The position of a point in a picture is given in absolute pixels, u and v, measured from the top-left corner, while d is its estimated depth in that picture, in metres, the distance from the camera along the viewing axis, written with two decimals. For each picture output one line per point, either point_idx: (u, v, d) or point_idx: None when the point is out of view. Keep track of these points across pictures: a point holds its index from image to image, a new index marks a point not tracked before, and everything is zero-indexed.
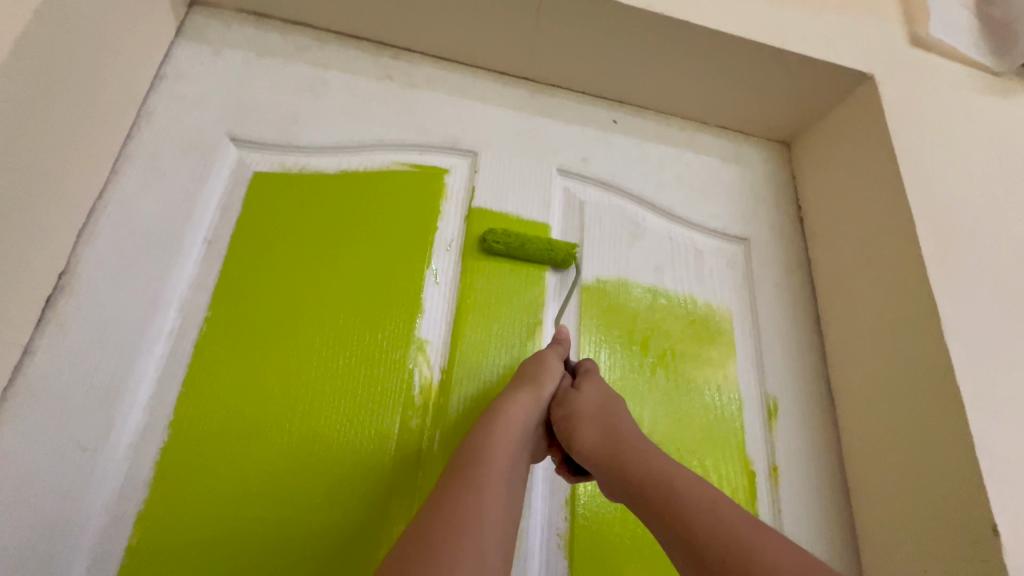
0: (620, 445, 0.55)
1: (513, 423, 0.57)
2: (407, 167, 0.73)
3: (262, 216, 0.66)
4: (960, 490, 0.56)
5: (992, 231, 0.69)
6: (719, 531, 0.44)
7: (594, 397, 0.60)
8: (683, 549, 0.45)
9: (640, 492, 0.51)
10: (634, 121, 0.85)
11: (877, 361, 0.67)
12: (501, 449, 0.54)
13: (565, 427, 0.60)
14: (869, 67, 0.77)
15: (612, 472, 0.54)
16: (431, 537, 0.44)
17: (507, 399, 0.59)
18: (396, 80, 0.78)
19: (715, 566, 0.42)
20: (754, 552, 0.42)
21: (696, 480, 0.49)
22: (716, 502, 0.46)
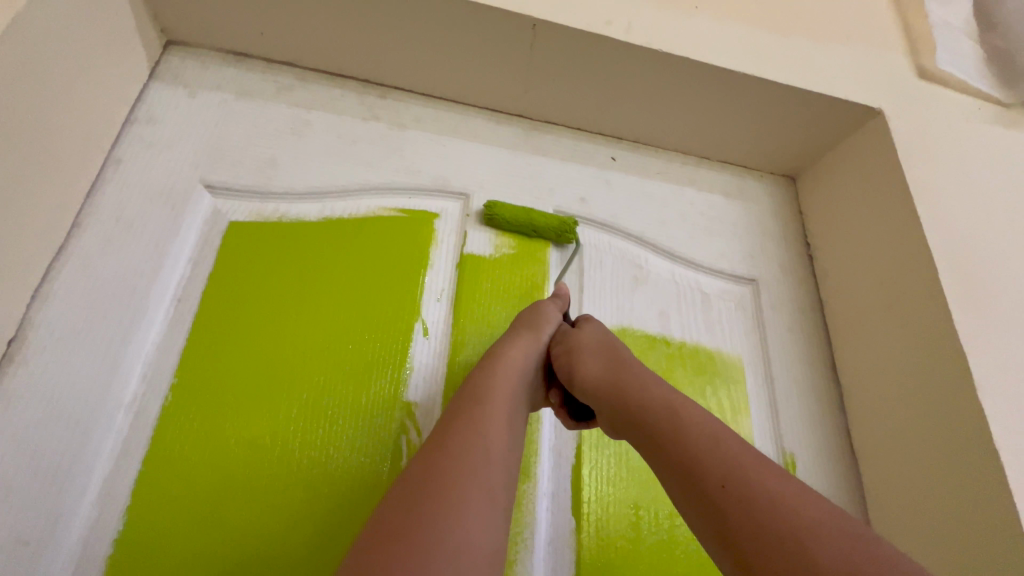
0: (621, 375, 0.54)
1: (513, 361, 0.56)
2: (393, 212, 0.68)
3: (237, 263, 0.62)
4: (1008, 566, 0.50)
5: (1017, 270, 0.65)
6: (720, 457, 0.42)
7: (595, 336, 0.60)
8: (680, 471, 0.43)
9: (638, 415, 0.50)
10: (633, 157, 0.81)
11: (902, 414, 0.62)
12: (504, 380, 0.53)
13: (565, 361, 0.59)
14: (876, 100, 0.74)
15: (612, 399, 0.53)
16: (439, 457, 0.44)
17: (508, 342, 0.59)
18: (383, 120, 0.74)
19: (712, 490, 0.41)
20: (751, 475, 0.40)
21: (694, 404, 0.48)
22: (714, 425, 0.45)
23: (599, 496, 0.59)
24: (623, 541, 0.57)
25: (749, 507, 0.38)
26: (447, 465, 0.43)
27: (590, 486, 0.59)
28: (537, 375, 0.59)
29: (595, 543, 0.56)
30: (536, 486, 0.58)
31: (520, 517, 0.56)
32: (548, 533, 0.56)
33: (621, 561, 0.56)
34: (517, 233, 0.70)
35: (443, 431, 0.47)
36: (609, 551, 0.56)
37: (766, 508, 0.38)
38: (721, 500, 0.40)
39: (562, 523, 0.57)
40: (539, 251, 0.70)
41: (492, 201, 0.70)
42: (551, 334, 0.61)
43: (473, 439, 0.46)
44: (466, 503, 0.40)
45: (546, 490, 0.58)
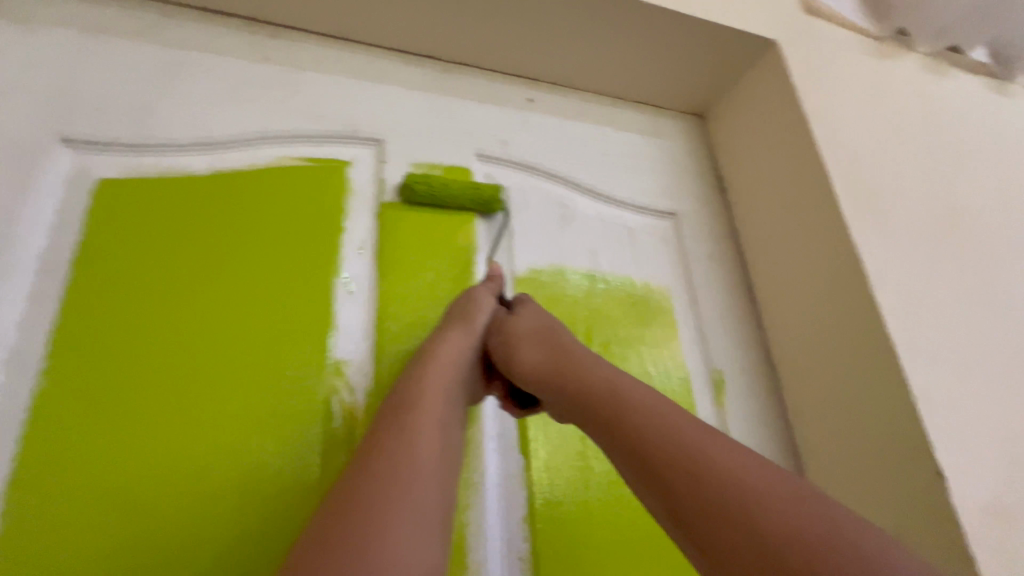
0: (563, 361, 0.49)
1: (445, 360, 0.51)
2: (299, 162, 0.62)
3: (112, 227, 0.53)
4: (906, 437, 0.57)
5: (894, 182, 0.72)
6: (669, 438, 0.38)
7: (533, 319, 0.54)
8: (633, 459, 0.39)
9: (584, 403, 0.45)
10: (550, 99, 0.80)
11: (810, 318, 0.68)
12: (435, 385, 0.48)
13: (502, 351, 0.53)
14: (771, 32, 0.78)
15: (554, 389, 0.48)
16: (360, 494, 0.39)
17: (437, 338, 0.53)
18: (277, 63, 0.67)
19: (664, 475, 0.37)
20: (705, 458, 0.36)
21: (645, 388, 0.43)
22: (665, 408, 0.41)
23: (547, 434, 0.58)
24: (572, 471, 0.57)
25: (702, 494, 0.35)
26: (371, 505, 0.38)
27: (535, 423, 0.58)
28: (475, 369, 0.53)
29: (546, 479, 0.56)
30: (480, 429, 0.57)
31: (466, 461, 0.55)
32: (498, 476, 0.55)
33: (573, 492, 0.56)
34: (432, 205, 0.64)
35: (366, 459, 0.42)
36: (561, 485, 0.56)
37: (720, 489, 0.35)
38: (674, 487, 0.36)
39: (511, 464, 0.56)
40: (466, 236, 0.65)
41: (411, 173, 0.63)
42: (485, 321, 0.55)
43: (399, 468, 0.41)
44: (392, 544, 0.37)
45: (491, 432, 0.57)
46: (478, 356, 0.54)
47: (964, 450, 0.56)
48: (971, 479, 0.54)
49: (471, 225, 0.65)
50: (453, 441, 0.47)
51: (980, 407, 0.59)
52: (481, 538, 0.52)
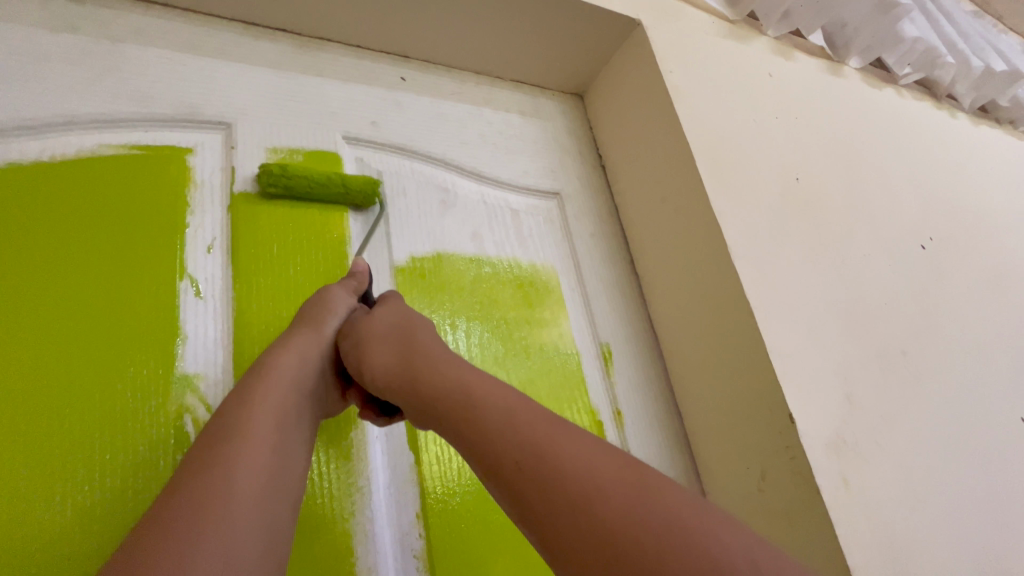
0: (415, 361, 0.47)
1: (284, 372, 0.47)
2: (124, 150, 0.54)
3: None
4: (765, 388, 0.62)
5: (748, 156, 0.79)
6: (515, 436, 0.38)
7: (388, 318, 0.51)
8: (484, 461, 0.39)
9: (435, 406, 0.43)
10: (423, 77, 0.77)
11: (683, 287, 0.73)
12: (271, 402, 0.44)
13: (353, 355, 0.50)
14: (635, 12, 0.81)
15: (406, 391, 0.46)
16: (157, 538, 0.34)
17: (279, 347, 0.49)
18: (87, 33, 0.57)
19: (511, 473, 0.37)
20: (550, 455, 0.37)
21: (496, 383, 0.43)
22: (514, 404, 0.40)
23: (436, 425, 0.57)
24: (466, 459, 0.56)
25: (546, 493, 0.35)
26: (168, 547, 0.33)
27: None
28: (324, 377, 0.50)
29: (438, 471, 0.55)
30: (365, 430, 0.54)
31: (350, 465, 0.52)
32: (386, 476, 0.53)
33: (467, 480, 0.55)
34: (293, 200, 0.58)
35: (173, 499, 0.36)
36: (454, 475, 0.55)
37: (562, 483, 0.35)
38: (522, 487, 0.36)
39: (399, 462, 0.54)
40: (337, 227, 0.60)
41: (267, 162, 0.58)
42: (336, 325, 0.52)
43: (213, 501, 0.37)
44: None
45: (378, 432, 0.55)
46: (331, 363, 0.52)
47: (810, 394, 0.63)
48: (817, 419, 0.61)
49: (341, 219, 0.61)
50: (291, 465, 0.43)
51: (821, 354, 0.67)
52: (370, 544, 0.49)
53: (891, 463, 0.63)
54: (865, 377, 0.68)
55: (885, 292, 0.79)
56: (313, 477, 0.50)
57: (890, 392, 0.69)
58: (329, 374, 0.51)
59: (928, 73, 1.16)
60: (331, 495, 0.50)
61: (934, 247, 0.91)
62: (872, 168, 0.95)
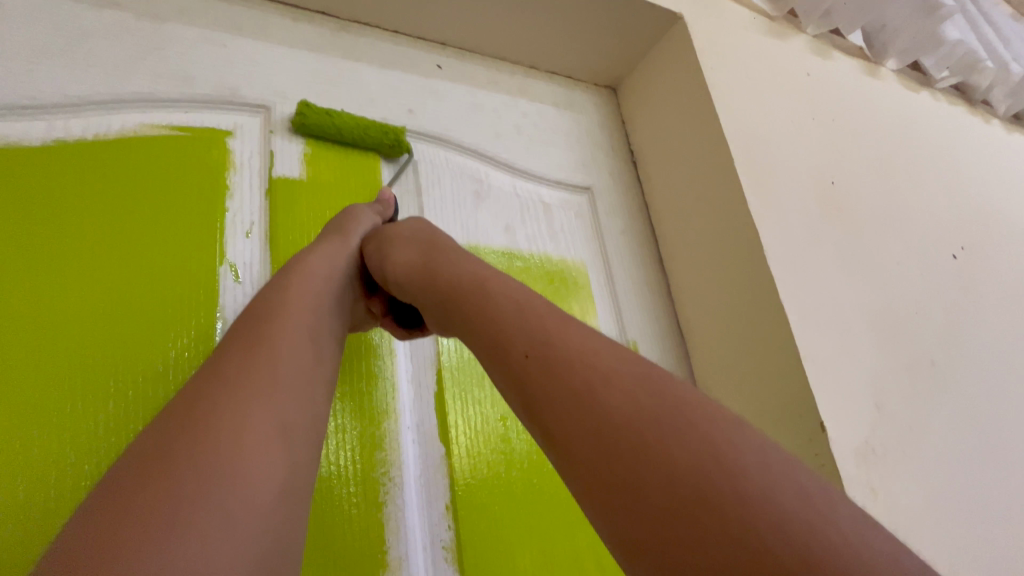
0: (433, 263, 0.47)
1: (314, 269, 0.47)
2: (165, 131, 0.53)
3: None
4: (797, 395, 0.62)
5: (785, 157, 0.78)
6: (527, 326, 0.38)
7: (410, 228, 0.52)
8: (495, 354, 0.38)
9: (451, 302, 0.43)
10: (459, 66, 0.76)
11: (715, 288, 0.72)
12: (305, 294, 0.45)
13: (376, 258, 0.51)
14: (676, 6, 0.79)
15: (424, 288, 0.46)
16: (203, 410, 0.34)
17: (309, 249, 0.50)
18: (128, 11, 0.57)
19: (519, 365, 0.36)
20: (562, 348, 0.35)
21: (514, 285, 0.42)
22: (532, 302, 0.39)
23: (466, 418, 0.57)
24: (494, 454, 0.56)
25: (555, 380, 0.34)
26: (215, 418, 0.34)
27: (456, 410, 0.57)
28: (352, 284, 0.51)
29: (467, 463, 0.55)
30: (398, 421, 0.54)
31: (383, 455, 0.52)
32: (418, 467, 0.53)
33: (496, 475, 0.55)
34: (327, 140, 0.60)
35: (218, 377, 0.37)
36: (483, 468, 0.55)
37: (569, 371, 0.34)
38: (529, 376, 0.35)
39: (430, 453, 0.54)
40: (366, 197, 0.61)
41: (305, 102, 0.59)
42: (362, 235, 0.53)
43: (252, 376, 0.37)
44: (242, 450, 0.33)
45: (410, 423, 0.55)
46: (357, 269, 0.53)
47: (841, 404, 0.62)
48: (848, 429, 0.61)
49: (373, 161, 0.63)
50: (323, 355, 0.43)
51: (851, 360, 0.66)
52: (401, 533, 0.50)
53: (917, 473, 0.63)
54: (896, 388, 0.68)
55: (916, 301, 0.78)
56: (339, 484, 0.49)
57: (918, 401, 0.68)
58: (355, 282, 0.52)
59: (966, 78, 1.13)
60: (364, 484, 0.50)
61: (966, 258, 0.89)
62: (906, 173, 0.93)
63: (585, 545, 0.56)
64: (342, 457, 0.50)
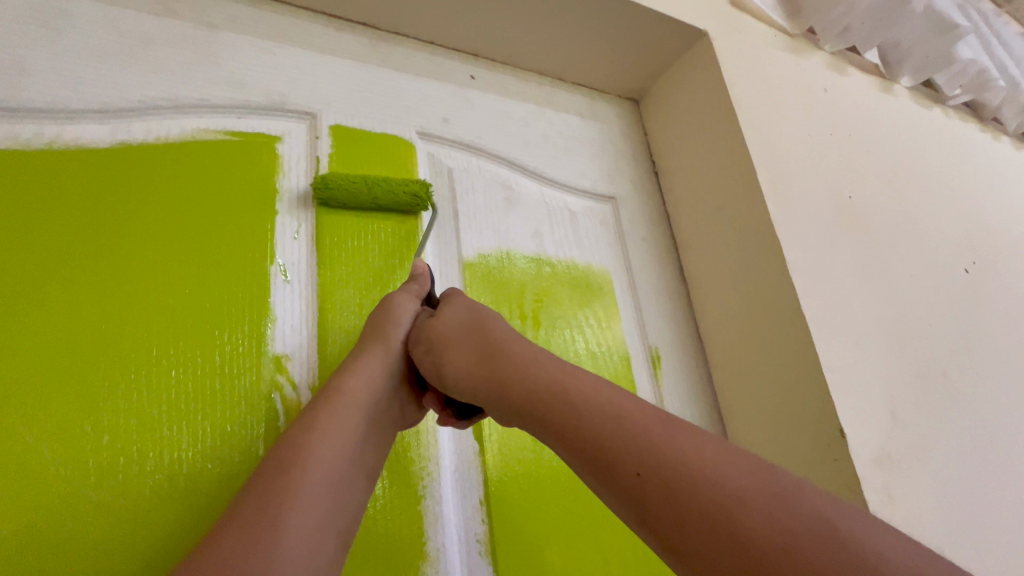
0: (499, 363, 0.45)
1: (356, 393, 0.47)
2: (219, 135, 0.56)
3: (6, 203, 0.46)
4: (817, 401, 0.64)
5: (803, 171, 0.80)
6: (629, 438, 0.37)
7: (459, 318, 0.50)
8: (599, 465, 0.37)
9: (530, 408, 0.42)
10: (491, 76, 0.78)
11: (736, 296, 0.74)
12: (338, 434, 0.44)
13: (429, 363, 0.50)
14: (701, 22, 0.82)
15: (494, 392, 0.45)
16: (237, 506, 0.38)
17: (347, 369, 0.49)
18: (184, 19, 0.59)
19: (633, 484, 0.35)
20: (673, 463, 0.35)
21: (595, 383, 0.41)
22: (621, 405, 0.39)
23: None
24: (526, 453, 0.58)
25: (676, 501, 0.33)
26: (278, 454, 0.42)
27: None
28: (398, 391, 0.51)
29: (500, 462, 0.57)
30: (434, 418, 0.56)
31: (420, 450, 0.54)
32: (453, 462, 0.56)
33: (526, 472, 0.57)
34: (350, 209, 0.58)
35: (211, 558, 0.35)
36: (514, 466, 0.57)
37: (689, 489, 0.33)
38: (644, 492, 0.35)
39: (463, 449, 0.56)
40: (394, 230, 0.61)
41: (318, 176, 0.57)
42: (403, 334, 0.52)
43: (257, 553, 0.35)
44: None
45: None
46: (402, 373, 0.52)
47: (859, 411, 0.64)
48: (865, 435, 0.63)
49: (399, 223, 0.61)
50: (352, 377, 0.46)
51: (868, 370, 0.68)
52: (438, 525, 0.52)
53: (930, 480, 0.65)
54: (911, 397, 0.70)
55: (928, 313, 0.80)
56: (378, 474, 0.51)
57: (931, 411, 0.70)
58: (402, 389, 0.51)
59: (977, 96, 1.16)
60: (404, 476, 0.52)
61: (977, 272, 0.91)
62: (920, 188, 0.95)
63: (611, 540, 0.57)
64: None
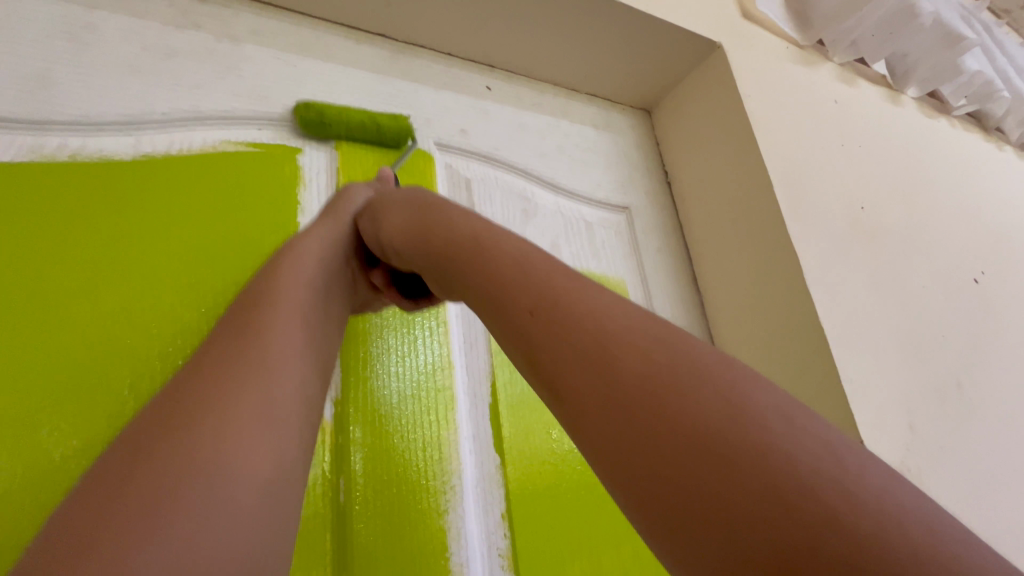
0: (428, 217, 0.45)
1: (306, 256, 0.47)
2: (241, 147, 0.56)
3: (32, 216, 0.46)
4: (837, 413, 0.64)
5: (816, 182, 0.80)
6: (534, 280, 0.35)
7: (402, 191, 0.50)
8: (501, 308, 0.35)
9: (449, 258, 0.41)
10: (507, 87, 0.78)
11: (752, 308, 0.74)
12: (291, 290, 0.44)
13: (370, 227, 0.50)
14: (716, 35, 0.83)
15: (420, 249, 0.44)
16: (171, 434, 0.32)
17: (300, 235, 0.49)
18: (207, 31, 0.59)
19: (524, 323, 0.34)
20: (575, 305, 0.32)
21: (515, 240, 0.39)
22: (535, 256, 0.37)
23: (518, 429, 0.59)
24: (547, 467, 0.58)
25: (564, 340, 0.31)
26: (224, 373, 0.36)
27: (510, 422, 0.59)
28: (350, 263, 0.51)
29: (519, 473, 0.57)
30: (456, 431, 0.56)
31: (443, 463, 0.54)
32: (475, 475, 0.55)
33: (545, 484, 0.57)
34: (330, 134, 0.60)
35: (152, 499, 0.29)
36: (534, 478, 0.57)
37: (581, 327, 0.31)
38: (536, 337, 0.33)
39: (484, 462, 0.56)
40: (371, 152, 0.62)
41: (302, 101, 0.59)
42: (355, 212, 0.52)
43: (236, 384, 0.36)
44: (231, 451, 0.33)
45: (467, 433, 0.57)
46: (352, 246, 0.52)
47: (878, 424, 0.64)
48: (884, 449, 0.63)
49: (377, 150, 0.63)
50: None
51: (886, 383, 0.68)
52: (462, 540, 0.52)
53: (948, 491, 0.65)
54: (927, 408, 0.70)
55: (941, 324, 0.80)
56: (400, 488, 0.51)
57: (948, 423, 0.70)
58: (352, 262, 0.52)
59: (982, 107, 1.17)
60: (427, 489, 0.52)
61: (987, 282, 0.91)
62: (929, 198, 0.96)
63: (631, 553, 0.57)
64: (404, 459, 0.52)
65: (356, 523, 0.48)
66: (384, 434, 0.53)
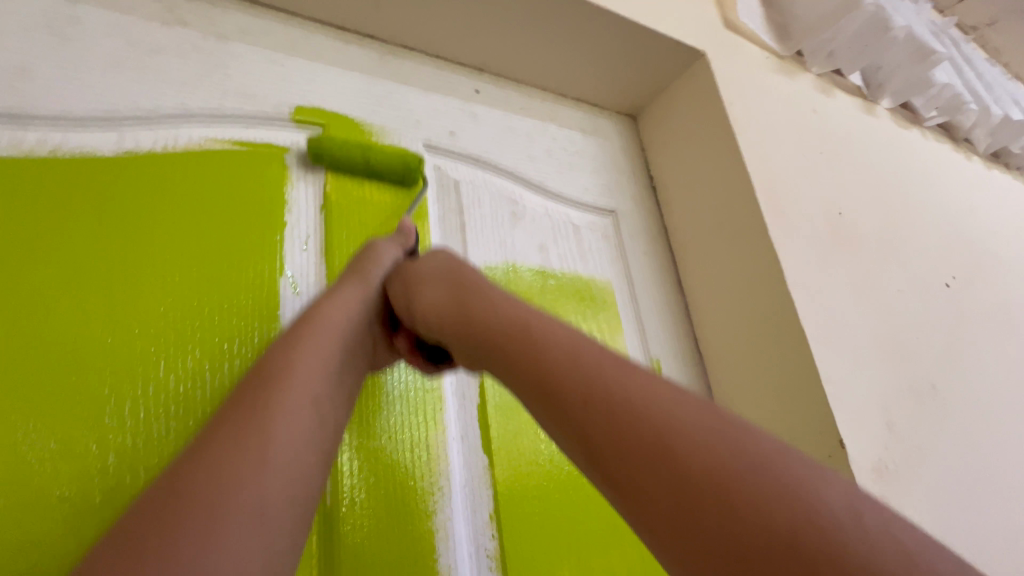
0: (471, 300, 0.45)
1: (330, 324, 0.46)
2: (227, 144, 0.55)
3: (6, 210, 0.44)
4: (817, 412, 0.66)
5: (796, 188, 0.83)
6: (585, 372, 0.35)
7: (438, 263, 0.50)
8: (552, 400, 0.36)
9: (495, 346, 0.41)
10: (496, 91, 0.79)
11: (736, 310, 0.75)
12: (313, 355, 0.43)
13: (404, 299, 0.50)
14: (699, 43, 0.85)
15: (461, 333, 0.44)
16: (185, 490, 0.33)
17: (324, 298, 0.48)
18: (194, 28, 0.59)
19: (578, 412, 0.34)
20: (623, 398, 0.33)
21: (566, 329, 0.39)
22: (586, 344, 0.37)
23: (506, 429, 0.59)
24: (534, 467, 0.58)
25: (625, 440, 0.32)
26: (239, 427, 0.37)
27: (498, 422, 0.59)
28: (373, 329, 0.50)
29: (508, 473, 0.57)
30: (445, 432, 0.56)
31: (431, 464, 0.54)
32: (462, 474, 0.55)
33: (533, 482, 0.57)
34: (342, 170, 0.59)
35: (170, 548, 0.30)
36: (523, 477, 0.57)
37: (636, 427, 0.32)
38: (592, 434, 0.33)
39: (473, 462, 0.56)
40: (383, 191, 0.61)
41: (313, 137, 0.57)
42: (382, 274, 0.52)
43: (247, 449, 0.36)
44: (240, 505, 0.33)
45: (455, 434, 0.57)
46: (377, 314, 0.51)
47: (857, 424, 0.66)
48: (864, 447, 0.65)
49: (388, 188, 0.62)
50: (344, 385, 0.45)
51: (863, 383, 0.70)
52: (450, 541, 0.51)
53: (924, 490, 0.67)
54: (902, 408, 0.72)
55: (915, 326, 0.82)
56: (388, 488, 0.51)
57: (922, 423, 0.72)
58: (376, 328, 0.51)
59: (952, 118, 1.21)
60: (414, 490, 0.52)
61: (957, 287, 0.95)
62: (903, 206, 0.99)
63: (618, 552, 0.57)
64: (393, 459, 0.52)
65: (343, 524, 0.48)
66: (372, 433, 0.52)
